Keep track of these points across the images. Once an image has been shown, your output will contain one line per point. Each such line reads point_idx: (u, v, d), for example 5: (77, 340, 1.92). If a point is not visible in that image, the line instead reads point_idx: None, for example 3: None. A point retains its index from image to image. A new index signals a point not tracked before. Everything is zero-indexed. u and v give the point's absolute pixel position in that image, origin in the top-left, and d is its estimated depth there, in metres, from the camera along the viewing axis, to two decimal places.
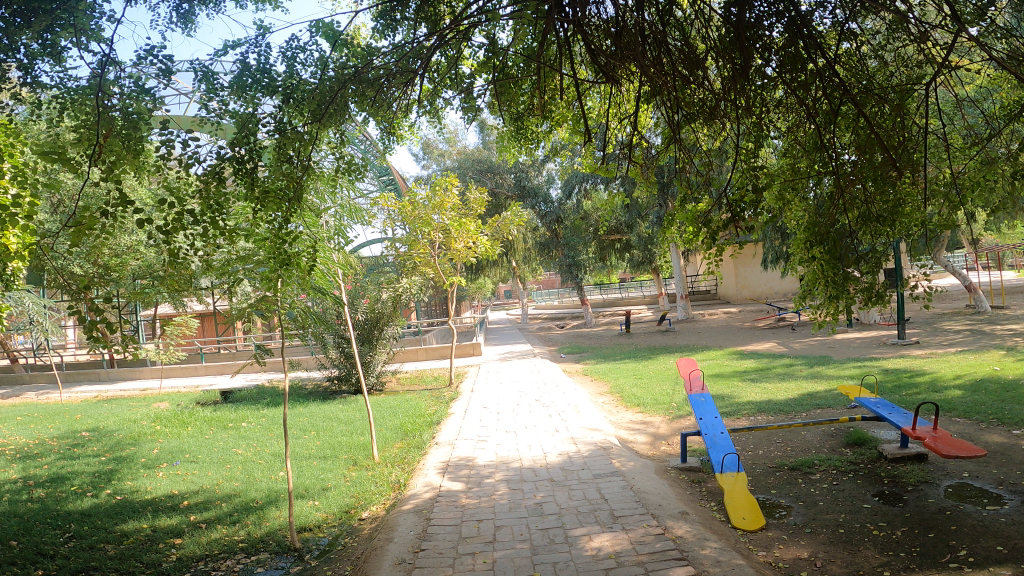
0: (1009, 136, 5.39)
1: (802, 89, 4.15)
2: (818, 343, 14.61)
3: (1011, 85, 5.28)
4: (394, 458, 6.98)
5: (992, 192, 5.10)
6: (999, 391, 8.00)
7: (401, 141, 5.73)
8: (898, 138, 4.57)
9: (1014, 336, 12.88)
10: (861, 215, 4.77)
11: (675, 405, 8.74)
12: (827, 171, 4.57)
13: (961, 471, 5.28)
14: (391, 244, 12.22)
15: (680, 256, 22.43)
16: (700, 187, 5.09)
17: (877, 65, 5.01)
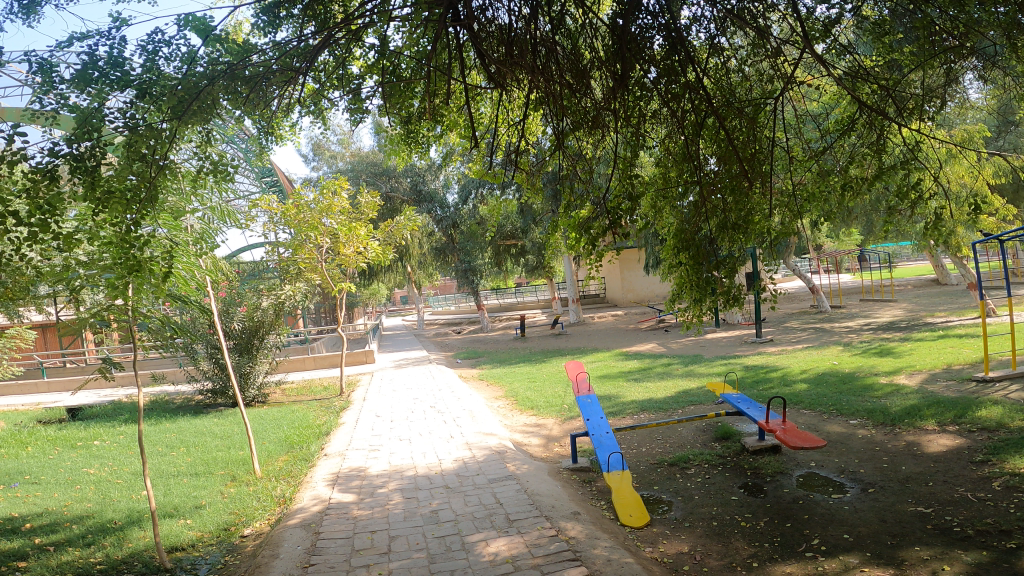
0: (843, 149, 5.98)
1: (675, 100, 4.43)
2: (692, 343, 15.49)
3: (847, 102, 5.84)
4: (278, 472, 6.67)
5: (827, 203, 5.63)
6: (838, 384, 8.82)
7: (282, 141, 5.51)
8: (752, 150, 4.96)
9: (853, 332, 14.29)
10: (720, 223, 5.11)
11: (567, 406, 8.93)
12: (693, 180, 4.91)
13: (809, 461, 5.74)
14: (273, 249, 11.73)
15: (569, 263, 23.21)
16: (583, 195, 5.25)
17: (740, 78, 5.37)
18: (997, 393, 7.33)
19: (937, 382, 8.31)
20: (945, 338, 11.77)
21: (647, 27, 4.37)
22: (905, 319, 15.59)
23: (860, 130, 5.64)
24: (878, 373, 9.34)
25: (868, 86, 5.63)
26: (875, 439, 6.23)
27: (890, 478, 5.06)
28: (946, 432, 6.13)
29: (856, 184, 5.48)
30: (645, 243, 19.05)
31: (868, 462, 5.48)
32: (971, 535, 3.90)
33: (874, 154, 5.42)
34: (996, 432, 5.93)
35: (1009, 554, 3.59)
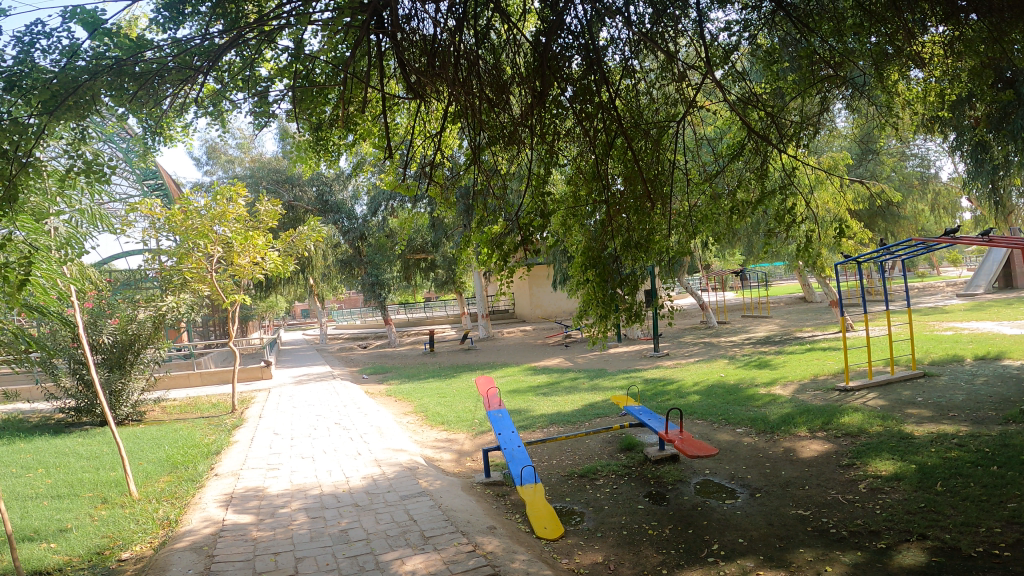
0: (733, 173, 6.50)
1: (589, 120, 4.65)
2: (596, 357, 15.97)
3: (737, 128, 6.34)
4: (160, 493, 6.25)
5: (718, 224, 6.08)
6: (725, 394, 9.40)
7: (171, 142, 5.24)
8: (655, 171, 5.26)
9: (737, 346, 15.29)
10: (624, 241, 5.37)
11: (477, 421, 8.97)
12: (601, 199, 5.15)
13: (703, 468, 6.09)
14: (154, 258, 11.06)
15: (478, 277, 23.38)
16: (496, 210, 5.32)
17: (648, 101, 5.68)
18: (859, 401, 8.10)
19: (809, 392, 9.06)
20: (813, 351, 12.88)
21: (566, 47, 4.58)
22: (781, 333, 16.89)
23: (747, 155, 6.17)
24: (758, 383, 10.06)
25: (755, 114, 6.17)
26: (758, 445, 6.70)
27: (773, 483, 5.46)
28: (818, 438, 6.70)
29: (742, 207, 6.00)
30: (553, 259, 19.51)
31: (755, 468, 5.89)
32: (846, 536, 4.28)
33: (758, 178, 5.99)
34: (858, 436, 6.54)
35: (879, 554, 3.97)
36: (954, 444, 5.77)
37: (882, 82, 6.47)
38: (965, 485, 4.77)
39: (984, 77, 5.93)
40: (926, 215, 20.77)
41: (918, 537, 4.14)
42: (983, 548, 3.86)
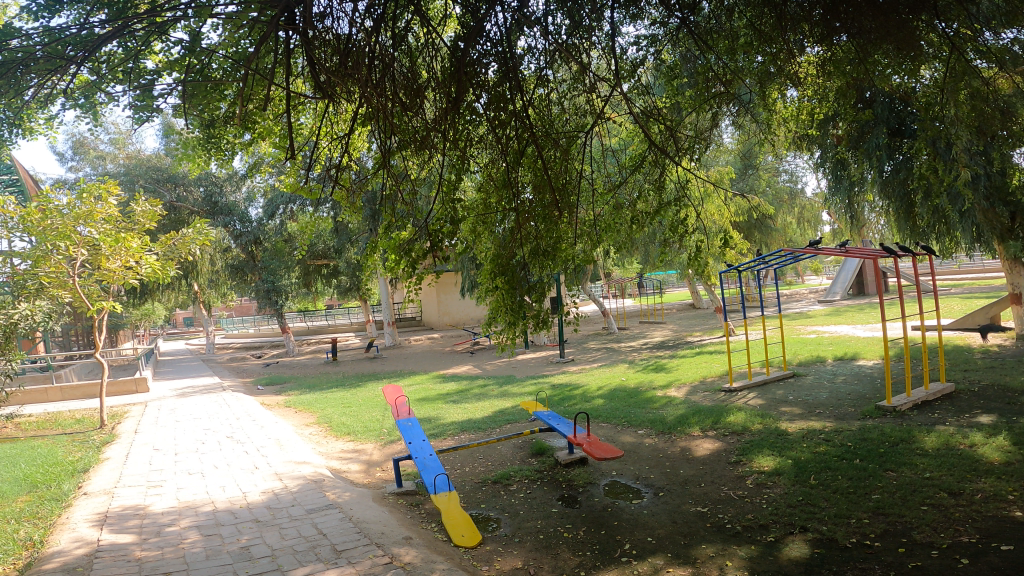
0: (634, 184, 6.76)
1: (501, 127, 4.69)
2: (504, 364, 16.08)
3: (639, 141, 6.62)
4: (21, 514, 5.61)
5: (620, 233, 6.31)
6: (625, 398, 9.75)
7: (30, 131, 4.81)
8: (563, 181, 5.38)
9: (635, 351, 15.90)
10: (532, 249, 5.43)
11: (385, 430, 8.78)
12: (511, 207, 5.21)
13: (611, 470, 6.27)
14: (5, 260, 10.00)
15: (385, 284, 22.97)
16: (405, 216, 5.20)
17: (558, 111, 5.83)
18: (749, 401, 8.66)
19: (701, 393, 9.59)
20: (700, 355, 13.65)
21: (483, 54, 4.61)
22: (673, 338, 17.76)
23: (647, 168, 6.45)
24: (655, 386, 10.51)
25: (654, 127, 6.50)
26: (658, 446, 6.99)
27: (674, 482, 5.71)
28: (710, 436, 7.09)
29: (642, 218, 6.26)
30: (462, 267, 19.52)
31: (658, 468, 6.14)
32: (741, 531, 4.51)
33: (655, 189, 6.29)
34: (744, 434, 6.98)
35: (771, 547, 4.20)
36: (823, 439, 6.29)
37: (765, 100, 6.99)
38: (836, 478, 5.18)
39: (849, 98, 6.54)
40: (794, 227, 22.61)
41: (801, 530, 4.41)
42: (857, 538, 4.18)
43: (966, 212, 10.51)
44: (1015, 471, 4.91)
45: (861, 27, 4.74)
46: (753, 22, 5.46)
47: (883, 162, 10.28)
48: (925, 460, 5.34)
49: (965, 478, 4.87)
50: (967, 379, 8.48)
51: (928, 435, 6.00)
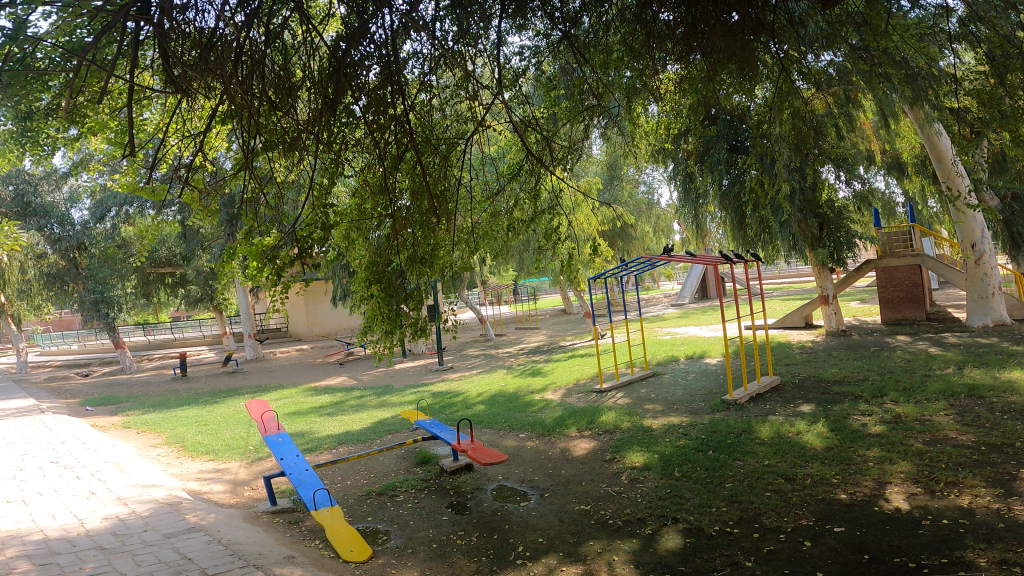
0: (511, 193, 6.88)
1: (380, 131, 4.62)
2: (381, 374, 15.74)
3: (517, 150, 6.77)
4: None
5: (497, 241, 6.40)
6: (504, 403, 9.91)
7: None
8: (442, 187, 5.36)
9: (512, 357, 16.19)
10: (409, 256, 5.33)
11: (251, 448, 8.29)
12: (388, 213, 5.09)
13: (496, 474, 6.35)
14: None
15: (243, 293, 21.65)
16: (269, 221, 4.80)
17: (439, 117, 5.82)
18: (621, 400, 9.12)
19: (576, 395, 9.95)
20: (573, 358, 14.19)
21: (364, 56, 4.54)
22: (547, 343, 18.27)
23: (523, 176, 6.61)
24: (532, 390, 10.77)
25: (530, 135, 6.75)
26: (540, 448, 7.17)
27: (557, 482, 5.87)
28: (588, 436, 7.38)
29: (518, 225, 6.38)
30: (333, 275, 18.94)
31: (542, 470, 6.30)
32: (622, 526, 4.68)
33: (530, 198, 6.48)
34: (616, 432, 7.34)
35: (650, 540, 4.40)
36: (681, 433, 6.74)
37: (630, 115, 7.42)
38: (695, 470, 5.52)
39: (700, 115, 7.12)
40: (652, 235, 24.11)
41: (673, 520, 4.64)
42: (719, 526, 4.44)
43: (785, 223, 11.62)
44: (833, 456, 5.55)
45: (711, 46, 5.15)
46: (626, 37, 5.78)
47: (723, 177, 11.65)
48: (764, 448, 5.88)
49: (796, 464, 5.42)
50: (789, 372, 9.50)
51: (762, 426, 6.64)
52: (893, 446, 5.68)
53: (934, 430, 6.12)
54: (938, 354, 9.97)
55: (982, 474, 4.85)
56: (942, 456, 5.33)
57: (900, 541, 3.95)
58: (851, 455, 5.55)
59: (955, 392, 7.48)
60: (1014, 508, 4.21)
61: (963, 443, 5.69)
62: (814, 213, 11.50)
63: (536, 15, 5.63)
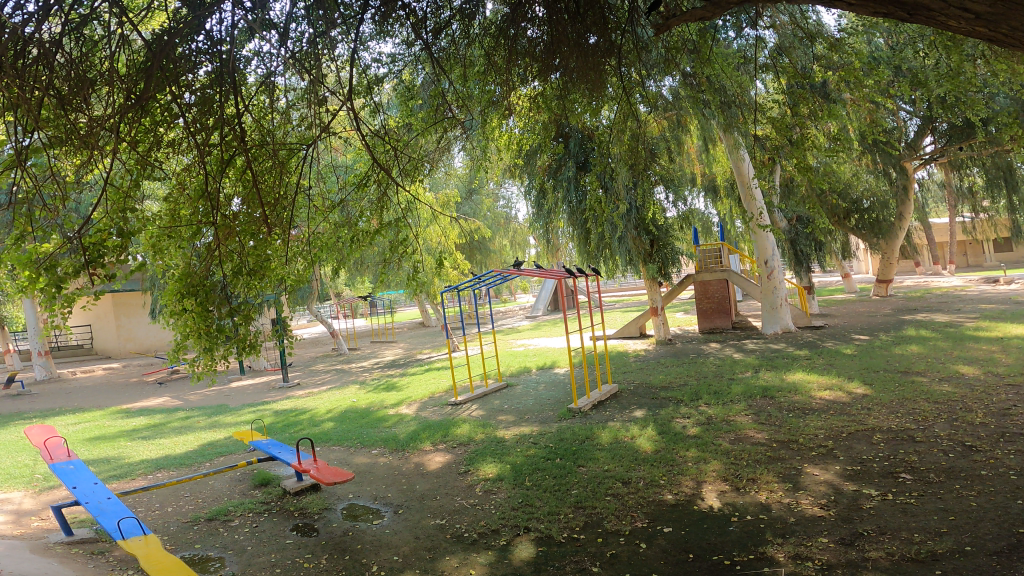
0: (359, 204, 6.73)
1: (203, 131, 4.40)
2: (214, 393, 14.65)
3: (367, 160, 6.67)
4: None
5: (340, 253, 6.17)
6: (355, 419, 9.63)
7: None
8: (275, 196, 5.14)
9: (366, 372, 15.76)
10: (234, 268, 4.97)
11: (40, 476, 7.36)
12: (208, 220, 4.74)
13: (347, 493, 6.15)
14: None
15: (32, 307, 19.20)
16: (51, 225, 4.26)
17: (281, 122, 5.65)
18: (472, 413, 9.20)
19: (431, 409, 9.90)
20: (429, 371, 14.07)
21: (195, 52, 4.49)
22: (404, 357, 17.99)
23: (370, 186, 6.48)
24: (386, 405, 10.55)
25: (382, 146, 6.71)
26: (393, 464, 7.05)
27: (412, 498, 5.80)
28: (441, 449, 7.36)
29: (364, 238, 6.19)
30: (154, 285, 17.49)
31: (394, 486, 6.20)
32: (477, 539, 4.71)
33: (377, 209, 6.32)
34: (469, 444, 7.39)
35: (504, 551, 4.47)
36: (532, 443, 6.95)
37: (485, 127, 7.55)
38: (544, 478, 5.70)
39: (552, 133, 7.42)
40: (509, 249, 24.61)
41: (525, 530, 4.75)
42: (567, 532, 4.62)
43: (622, 239, 12.39)
44: (659, 458, 5.98)
45: (570, 65, 5.45)
46: (490, 52, 5.95)
47: (571, 193, 12.34)
48: (603, 453, 6.22)
49: (630, 467, 5.77)
50: (627, 379, 10.10)
51: (602, 432, 7.01)
52: (706, 446, 6.24)
53: (737, 429, 6.81)
54: (740, 358, 11.13)
55: (775, 470, 5.47)
56: (744, 453, 5.95)
57: (716, 539, 4.32)
58: (673, 456, 6.01)
59: (754, 393, 8.38)
60: (801, 502, 4.78)
61: (759, 440, 6.38)
62: (646, 230, 12.44)
63: (401, 23, 5.69)
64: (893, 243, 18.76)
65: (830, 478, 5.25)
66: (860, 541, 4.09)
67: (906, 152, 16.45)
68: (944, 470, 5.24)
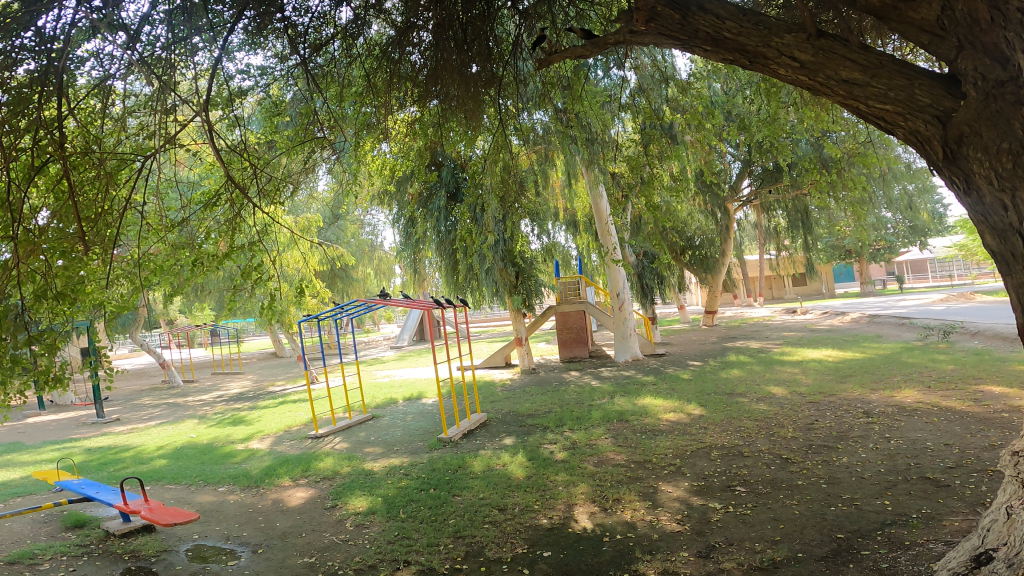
0: (205, 223, 6.25)
1: (12, 134, 3.91)
2: (5, 431, 12.73)
3: (218, 175, 6.25)
4: None
5: (175, 278, 5.62)
6: (198, 455, 8.83)
7: None
8: (98, 210, 4.63)
9: (205, 405, 14.54)
10: (37, 291, 4.36)
11: None
12: (6, 235, 4.14)
13: (191, 534, 5.64)
14: None
15: None
16: None
17: (115, 130, 5.18)
18: (329, 445, 8.79)
19: (285, 442, 9.34)
20: (283, 404, 13.26)
21: (15, 48, 4.02)
22: (250, 389, 16.84)
23: (220, 205, 6.05)
24: (232, 440, 9.78)
25: (238, 162, 6.33)
26: (245, 501, 6.54)
27: (272, 536, 5.41)
28: (301, 484, 6.95)
29: (206, 261, 5.67)
30: None
31: (248, 524, 5.75)
32: None
33: (227, 231, 5.89)
34: (334, 478, 7.04)
35: None
36: (403, 474, 6.78)
37: (357, 150, 7.36)
38: (419, 509, 5.57)
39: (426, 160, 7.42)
40: (373, 278, 24.04)
41: (404, 564, 4.58)
42: (449, 563, 4.53)
43: (490, 270, 12.56)
44: (532, 483, 6.08)
45: (449, 92, 5.49)
46: (371, 73, 5.87)
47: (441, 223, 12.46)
48: (478, 482, 6.20)
49: (505, 494, 5.81)
50: (494, 408, 10.16)
51: (474, 460, 7.00)
52: (574, 469, 6.45)
53: (599, 452, 7.10)
54: (597, 386, 11.63)
55: (636, 489, 5.77)
56: (607, 475, 6.21)
57: (592, 560, 4.44)
58: (544, 481, 6.13)
59: (611, 417, 8.81)
60: (662, 519, 5.07)
61: (620, 461, 6.70)
62: (512, 262, 12.71)
63: (276, 36, 5.48)
64: (718, 278, 20.58)
65: (682, 494, 5.63)
66: (715, 553, 4.38)
67: (729, 194, 18.12)
68: (770, 481, 5.83)
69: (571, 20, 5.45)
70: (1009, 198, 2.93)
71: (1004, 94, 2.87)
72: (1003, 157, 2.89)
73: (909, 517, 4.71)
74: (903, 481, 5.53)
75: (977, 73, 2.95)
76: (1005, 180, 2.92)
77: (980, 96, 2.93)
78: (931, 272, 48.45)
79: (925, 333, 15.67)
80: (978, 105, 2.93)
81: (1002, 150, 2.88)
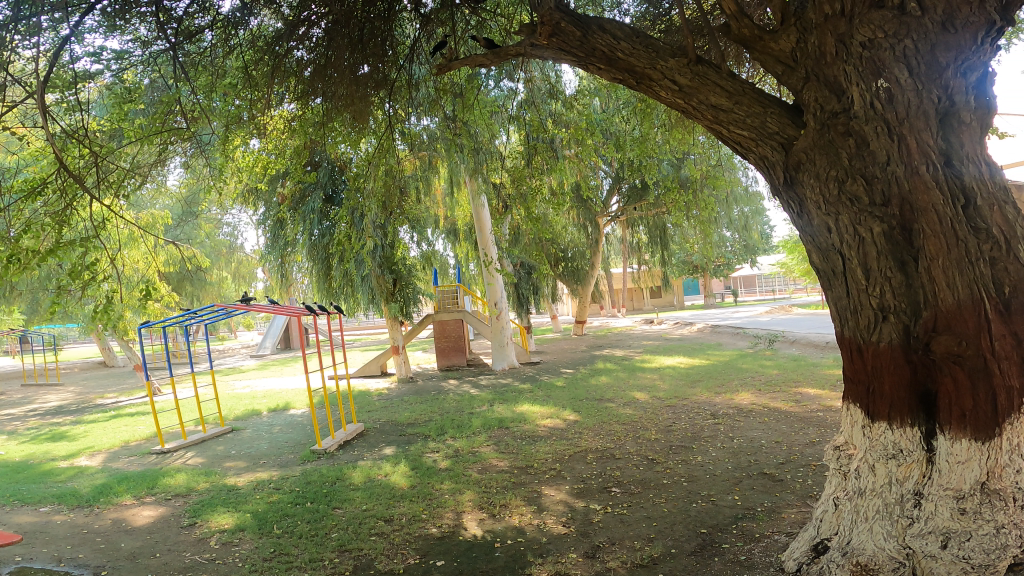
0: (22, 217, 5.54)
1: None
2: None
3: (49, 162, 5.59)
4: None
5: None
6: (10, 474, 7.77)
7: None
8: None
9: (16, 420, 12.82)
10: None
11: None
12: None
13: (12, 556, 5.06)
14: None
15: None
16: None
17: None
18: (178, 461, 8.10)
19: (122, 459, 8.50)
20: (119, 418, 11.99)
21: None
22: (74, 402, 15.08)
23: (46, 195, 5.40)
24: (55, 458, 8.72)
25: (74, 149, 5.70)
26: (77, 521, 5.86)
27: (118, 557, 4.91)
28: (147, 502, 6.34)
29: (25, 257, 5.00)
30: None
31: (83, 545, 5.18)
32: None
33: (52, 225, 5.26)
34: (188, 495, 6.49)
35: None
36: (273, 488, 6.40)
37: (223, 145, 6.84)
38: (296, 524, 5.30)
39: (303, 160, 7.07)
40: (229, 282, 22.60)
41: None
42: None
43: (366, 277, 12.30)
44: (417, 492, 5.99)
45: (333, 91, 5.31)
46: (250, 66, 5.57)
47: (314, 227, 11.98)
48: (359, 493, 6.01)
49: (389, 505, 5.68)
50: (370, 418, 9.88)
51: (353, 471, 6.77)
52: (458, 477, 6.44)
53: (482, 459, 7.15)
54: (476, 394, 11.67)
55: (521, 494, 5.87)
56: (492, 481, 6.26)
57: (486, 566, 4.44)
58: (430, 490, 6.07)
59: (491, 425, 8.88)
60: (548, 522, 5.19)
61: (503, 468, 6.78)
62: (390, 269, 12.43)
63: (142, 21, 5.08)
64: (586, 290, 21.46)
65: (564, 497, 5.80)
66: (600, 553, 4.56)
67: (602, 210, 18.91)
68: (641, 482, 6.16)
69: (470, 29, 5.53)
70: (833, 221, 3.30)
71: (836, 126, 3.23)
72: (831, 183, 3.25)
73: (756, 510, 5.16)
74: (747, 477, 6.06)
75: (817, 103, 3.30)
76: (831, 204, 3.28)
77: (818, 126, 3.29)
78: (759, 284, 53.67)
79: (757, 341, 17.33)
80: (816, 134, 3.29)
81: (831, 177, 3.24)
